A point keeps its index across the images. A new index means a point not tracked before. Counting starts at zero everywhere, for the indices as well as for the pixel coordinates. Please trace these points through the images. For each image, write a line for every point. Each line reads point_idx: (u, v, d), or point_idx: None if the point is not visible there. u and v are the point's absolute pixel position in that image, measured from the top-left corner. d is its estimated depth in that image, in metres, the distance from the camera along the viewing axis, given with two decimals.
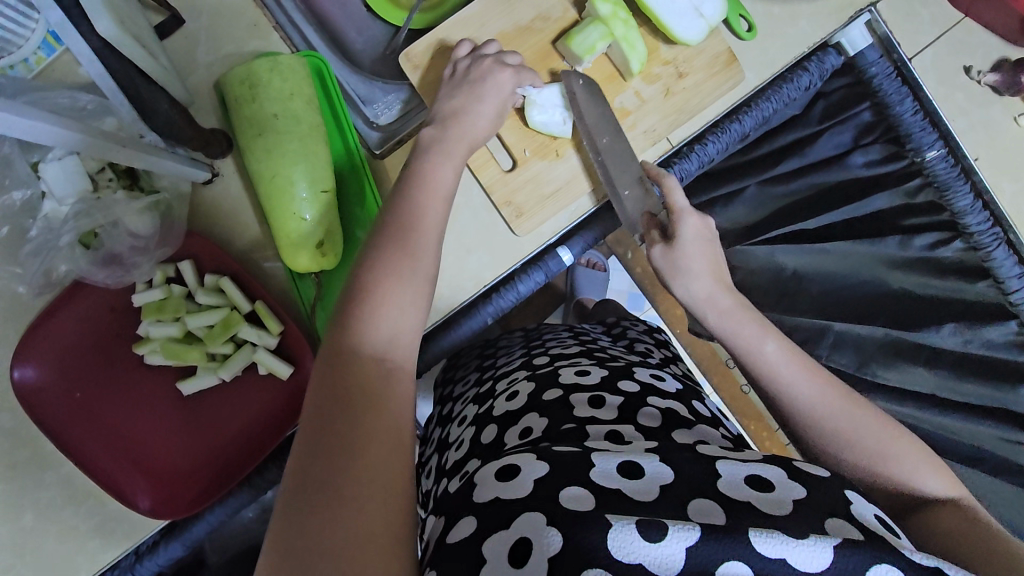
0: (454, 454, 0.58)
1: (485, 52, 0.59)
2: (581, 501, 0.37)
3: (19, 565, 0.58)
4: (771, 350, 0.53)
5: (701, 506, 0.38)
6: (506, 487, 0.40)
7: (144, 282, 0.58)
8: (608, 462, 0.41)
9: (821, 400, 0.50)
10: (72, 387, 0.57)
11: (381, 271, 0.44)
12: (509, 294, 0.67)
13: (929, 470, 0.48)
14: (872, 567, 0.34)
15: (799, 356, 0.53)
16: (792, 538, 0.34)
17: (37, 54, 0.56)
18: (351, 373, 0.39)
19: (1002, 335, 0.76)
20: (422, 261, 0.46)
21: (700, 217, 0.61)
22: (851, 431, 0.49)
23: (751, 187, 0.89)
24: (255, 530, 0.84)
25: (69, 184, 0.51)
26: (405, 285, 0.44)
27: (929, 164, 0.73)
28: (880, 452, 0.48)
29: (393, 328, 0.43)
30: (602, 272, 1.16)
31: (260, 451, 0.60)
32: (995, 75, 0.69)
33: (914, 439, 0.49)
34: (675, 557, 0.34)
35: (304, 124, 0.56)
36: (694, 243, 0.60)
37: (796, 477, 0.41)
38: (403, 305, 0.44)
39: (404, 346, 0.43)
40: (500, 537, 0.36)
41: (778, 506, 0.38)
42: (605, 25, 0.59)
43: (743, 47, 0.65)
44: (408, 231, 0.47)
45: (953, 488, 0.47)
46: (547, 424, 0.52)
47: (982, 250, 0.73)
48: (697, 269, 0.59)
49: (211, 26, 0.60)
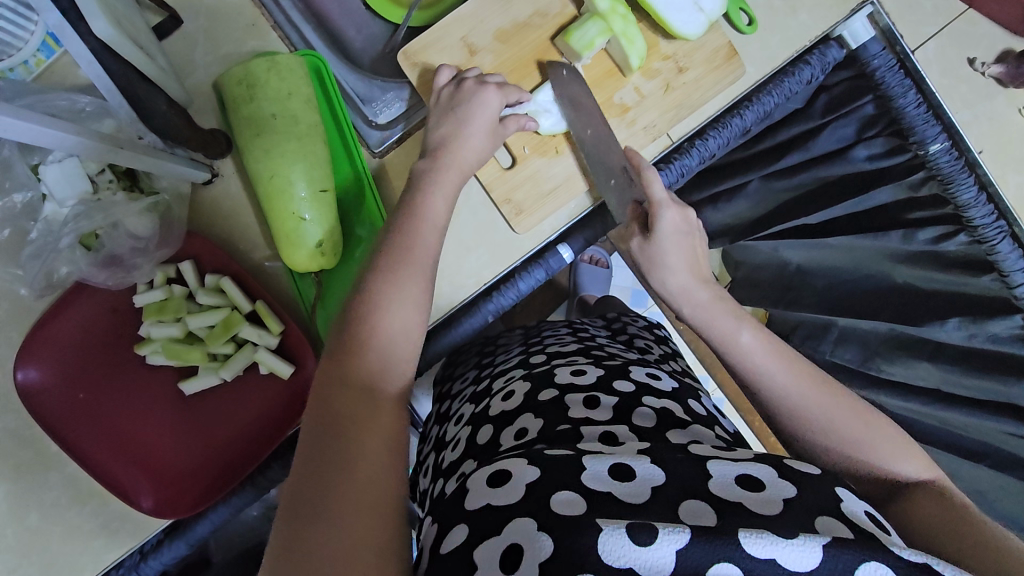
0: (450, 454, 0.58)
1: (467, 75, 0.59)
2: (573, 505, 0.37)
3: (25, 564, 0.58)
4: (748, 339, 0.53)
5: (692, 507, 0.38)
6: (497, 493, 0.40)
7: (145, 283, 0.59)
8: (599, 463, 0.41)
9: (801, 389, 0.50)
10: (76, 388, 0.58)
11: (376, 288, 0.45)
12: (510, 293, 0.67)
13: (904, 453, 0.49)
14: (860, 566, 0.34)
15: (775, 346, 0.52)
16: (781, 539, 0.34)
17: (36, 56, 0.56)
18: (347, 387, 0.41)
19: (1007, 329, 0.74)
20: (418, 276, 0.47)
21: (680, 209, 0.60)
22: (828, 420, 0.49)
23: (755, 182, 0.89)
24: (259, 528, 0.85)
25: (69, 187, 0.51)
26: (401, 300, 0.45)
27: (932, 157, 0.71)
28: (856, 439, 0.48)
29: (389, 345, 0.44)
30: (605, 268, 1.16)
31: (260, 452, 0.60)
32: (1000, 67, 0.68)
33: (890, 423, 0.50)
34: (665, 560, 0.34)
35: (302, 123, 0.56)
36: (677, 237, 0.59)
37: (786, 476, 0.41)
38: (398, 321, 0.45)
39: (399, 358, 0.44)
40: (491, 545, 0.37)
41: (768, 506, 0.38)
42: (603, 21, 0.59)
43: (743, 41, 0.64)
44: (407, 244, 0.49)
45: (928, 470, 0.48)
46: (542, 424, 0.52)
47: (987, 243, 0.71)
48: (674, 262, 0.59)
49: (209, 26, 0.60)
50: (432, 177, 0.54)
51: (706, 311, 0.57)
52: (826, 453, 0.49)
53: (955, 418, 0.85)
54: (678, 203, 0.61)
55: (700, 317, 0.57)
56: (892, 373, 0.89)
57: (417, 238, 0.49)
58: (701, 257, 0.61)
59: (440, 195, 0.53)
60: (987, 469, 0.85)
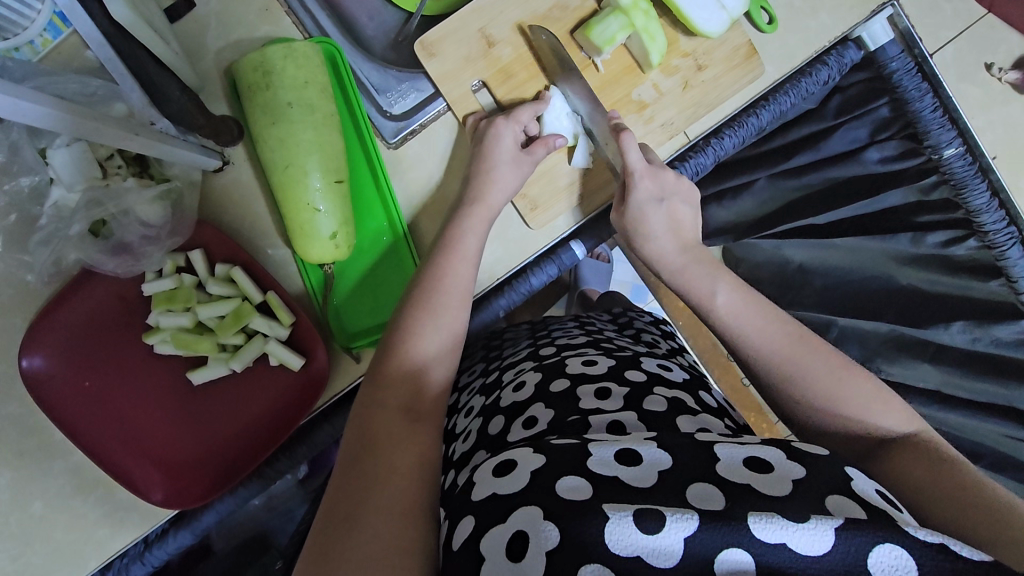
0: (461, 446, 0.58)
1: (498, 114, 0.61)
2: (578, 492, 0.37)
3: (28, 553, 0.58)
4: (723, 290, 0.55)
5: (701, 491, 0.37)
6: (501, 483, 0.40)
7: (155, 271, 0.58)
8: (604, 449, 0.40)
9: (816, 372, 0.49)
10: (82, 375, 0.57)
11: (415, 321, 0.53)
12: (522, 288, 0.66)
13: (881, 406, 0.47)
14: (874, 548, 0.33)
15: (754, 301, 0.54)
16: (791, 523, 0.34)
17: (43, 36, 0.55)
18: (379, 405, 0.48)
19: (1011, 334, 0.75)
20: (448, 321, 0.53)
21: (653, 175, 0.59)
22: (797, 374, 0.49)
23: (762, 180, 0.88)
24: (263, 517, 0.85)
25: (78, 172, 0.50)
26: (430, 340, 0.52)
27: (946, 161, 0.72)
28: (828, 395, 0.48)
29: (423, 367, 0.51)
30: (606, 262, 1.17)
31: (271, 442, 0.60)
32: (1016, 74, 0.71)
33: (864, 374, 0.49)
34: (673, 547, 0.34)
35: (318, 113, 0.55)
36: (656, 208, 0.59)
37: (794, 457, 0.40)
38: (430, 358, 0.51)
39: (435, 379, 0.51)
40: (500, 529, 0.37)
41: (777, 487, 0.37)
42: (625, 16, 0.58)
43: (763, 40, 0.64)
44: (439, 276, 0.55)
45: (909, 423, 0.47)
46: (553, 415, 0.52)
47: (996, 249, 0.72)
48: (657, 232, 0.60)
49: (221, 11, 0.58)
50: (464, 224, 0.58)
51: (682, 273, 0.59)
52: (800, 405, 0.49)
53: (953, 419, 0.85)
54: (654, 169, 0.59)
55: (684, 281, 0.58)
56: (891, 373, 0.88)
57: (455, 293, 0.54)
58: (684, 219, 0.61)
59: (463, 229, 0.57)
60: (984, 471, 0.85)
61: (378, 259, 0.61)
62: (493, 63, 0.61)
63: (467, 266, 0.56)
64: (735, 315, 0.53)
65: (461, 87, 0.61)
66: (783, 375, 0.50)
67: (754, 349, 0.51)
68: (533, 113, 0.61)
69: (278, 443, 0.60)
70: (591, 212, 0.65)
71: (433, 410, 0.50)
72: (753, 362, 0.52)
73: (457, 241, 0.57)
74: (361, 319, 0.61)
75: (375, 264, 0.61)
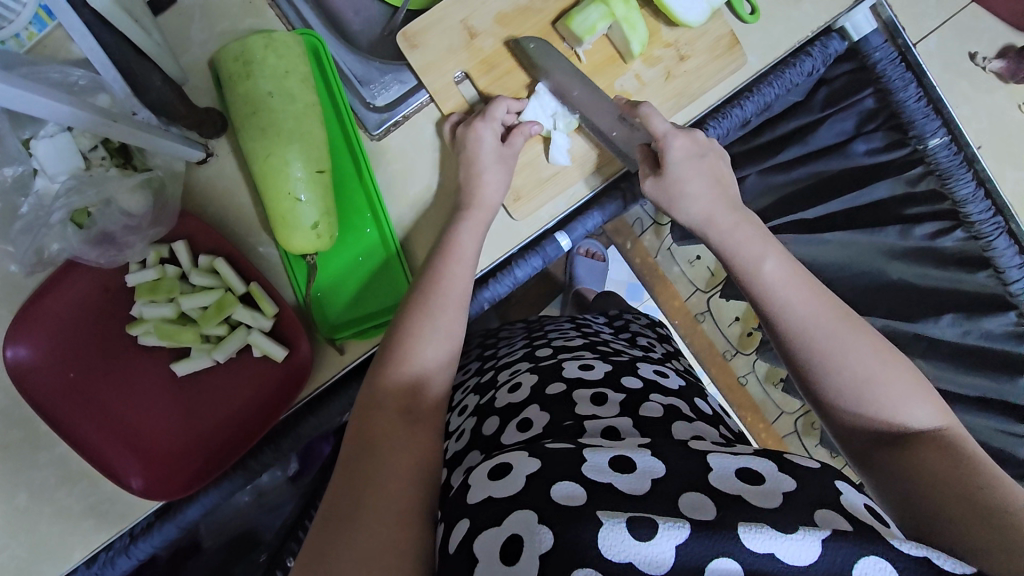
0: (454, 445, 0.58)
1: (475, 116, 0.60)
2: (573, 498, 0.36)
3: (13, 544, 0.58)
4: (772, 261, 0.54)
5: (692, 500, 0.37)
6: (498, 486, 0.39)
7: (138, 262, 0.58)
8: (599, 455, 0.40)
9: (862, 355, 0.47)
10: (66, 366, 0.57)
11: (414, 319, 0.53)
12: (506, 281, 0.66)
13: (919, 398, 0.46)
14: (859, 560, 0.33)
15: (800, 275, 0.53)
16: (780, 533, 0.33)
17: (28, 29, 0.55)
18: (377, 412, 0.48)
19: (1001, 326, 0.73)
20: (443, 321, 0.53)
21: (687, 134, 0.60)
22: (837, 349, 0.48)
23: (752, 177, 0.91)
24: (251, 512, 0.85)
25: (60, 161, 0.52)
26: (422, 344, 0.52)
27: (931, 151, 0.71)
28: (865, 377, 0.47)
29: (422, 369, 0.51)
30: (602, 262, 1.15)
31: (253, 435, 0.60)
32: (1000, 62, 0.72)
33: (909, 366, 0.48)
34: (664, 555, 0.33)
35: (299, 102, 0.55)
36: (699, 160, 0.60)
37: (786, 469, 0.40)
38: (425, 361, 0.51)
39: (432, 379, 0.51)
40: (491, 534, 0.36)
41: (766, 498, 0.37)
42: (605, 5, 0.58)
43: (745, 31, 0.64)
44: (435, 280, 0.55)
45: (941, 418, 0.46)
46: (547, 419, 0.51)
47: (982, 239, 0.70)
48: (693, 191, 0.59)
49: (206, 4, 0.59)
50: (458, 222, 0.59)
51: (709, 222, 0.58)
52: (829, 388, 0.48)
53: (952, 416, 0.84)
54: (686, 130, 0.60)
55: (725, 240, 0.57)
56: None
57: (448, 289, 0.55)
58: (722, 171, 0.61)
59: (456, 231, 0.58)
60: None
61: (364, 258, 0.61)
62: (476, 54, 0.61)
63: (459, 263, 0.56)
64: (780, 285, 0.52)
65: (444, 78, 0.62)
66: (820, 353, 0.49)
67: (792, 319, 0.50)
68: (508, 104, 0.61)
69: (260, 436, 0.60)
70: (609, 179, 0.64)
71: (429, 407, 0.50)
72: (788, 337, 0.50)
73: (453, 239, 0.58)
74: (346, 311, 0.61)
75: (365, 261, 0.61)
